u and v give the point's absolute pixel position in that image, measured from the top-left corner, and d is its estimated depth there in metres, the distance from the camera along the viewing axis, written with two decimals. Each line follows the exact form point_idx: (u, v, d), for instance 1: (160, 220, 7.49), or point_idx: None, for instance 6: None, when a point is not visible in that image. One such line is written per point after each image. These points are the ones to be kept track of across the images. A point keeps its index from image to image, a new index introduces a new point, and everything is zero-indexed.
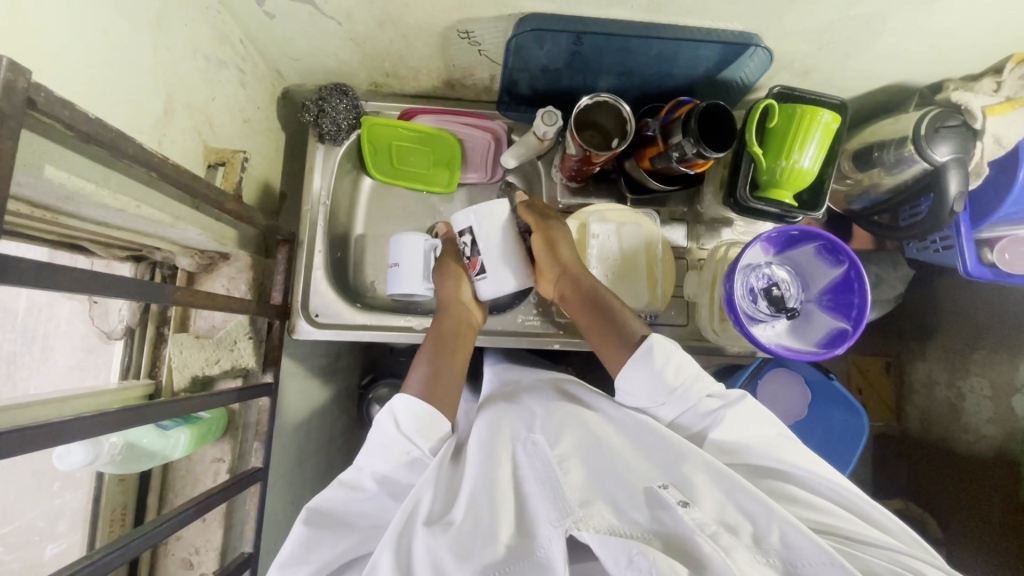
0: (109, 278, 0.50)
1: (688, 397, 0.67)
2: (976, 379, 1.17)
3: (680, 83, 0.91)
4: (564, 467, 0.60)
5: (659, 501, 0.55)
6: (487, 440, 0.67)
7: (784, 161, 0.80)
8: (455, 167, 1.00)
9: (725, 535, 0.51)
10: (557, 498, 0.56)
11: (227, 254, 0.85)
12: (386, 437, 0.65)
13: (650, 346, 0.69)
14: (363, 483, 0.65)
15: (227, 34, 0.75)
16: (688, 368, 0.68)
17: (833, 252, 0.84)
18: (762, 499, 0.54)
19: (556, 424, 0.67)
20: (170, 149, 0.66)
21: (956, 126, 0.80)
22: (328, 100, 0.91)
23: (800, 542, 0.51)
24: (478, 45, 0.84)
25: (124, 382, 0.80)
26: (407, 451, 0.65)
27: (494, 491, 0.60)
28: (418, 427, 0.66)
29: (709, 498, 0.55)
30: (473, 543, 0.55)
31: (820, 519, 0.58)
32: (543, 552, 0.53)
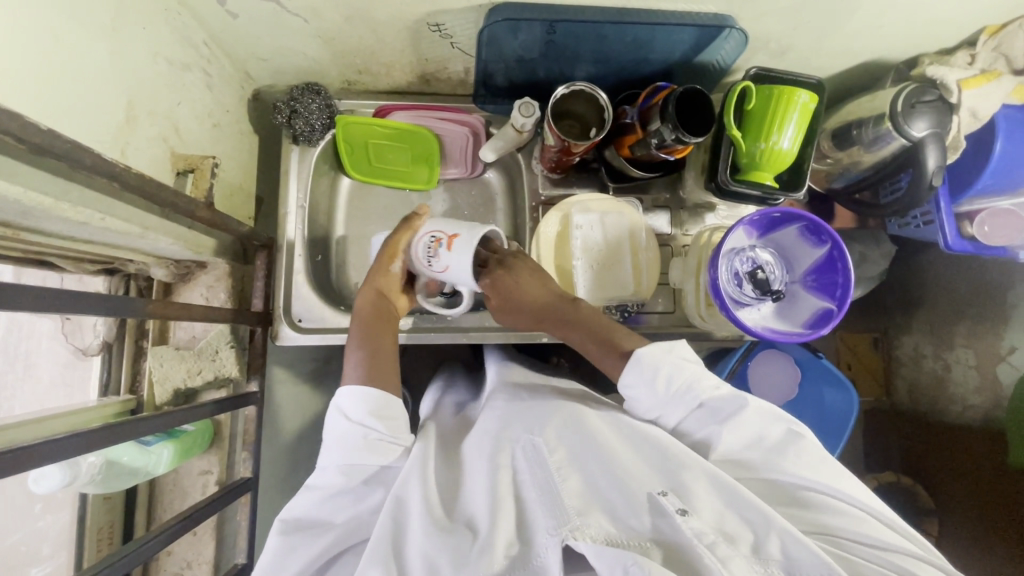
0: (74, 296, 0.48)
1: (689, 401, 0.67)
2: (962, 350, 1.18)
3: (657, 68, 0.90)
4: (564, 475, 0.59)
5: (659, 509, 0.54)
6: (490, 447, 0.66)
7: (763, 143, 0.80)
8: (436, 163, 1.00)
9: (723, 545, 0.51)
10: (554, 506, 0.55)
11: (204, 263, 0.83)
12: (340, 431, 0.65)
13: (639, 360, 0.68)
14: (331, 481, 0.62)
15: (190, 36, 0.73)
16: (683, 372, 0.67)
17: (815, 233, 0.84)
18: (761, 509, 0.54)
19: (555, 427, 0.66)
20: (134, 157, 0.64)
21: (932, 101, 0.81)
22: (300, 100, 0.89)
23: (800, 554, 0.51)
24: (451, 38, 0.83)
25: (104, 398, 0.78)
26: (364, 436, 0.64)
27: (493, 497, 0.58)
28: (369, 409, 0.65)
29: (708, 507, 0.55)
30: (470, 551, 0.54)
31: (817, 520, 0.58)
32: (540, 559, 0.52)
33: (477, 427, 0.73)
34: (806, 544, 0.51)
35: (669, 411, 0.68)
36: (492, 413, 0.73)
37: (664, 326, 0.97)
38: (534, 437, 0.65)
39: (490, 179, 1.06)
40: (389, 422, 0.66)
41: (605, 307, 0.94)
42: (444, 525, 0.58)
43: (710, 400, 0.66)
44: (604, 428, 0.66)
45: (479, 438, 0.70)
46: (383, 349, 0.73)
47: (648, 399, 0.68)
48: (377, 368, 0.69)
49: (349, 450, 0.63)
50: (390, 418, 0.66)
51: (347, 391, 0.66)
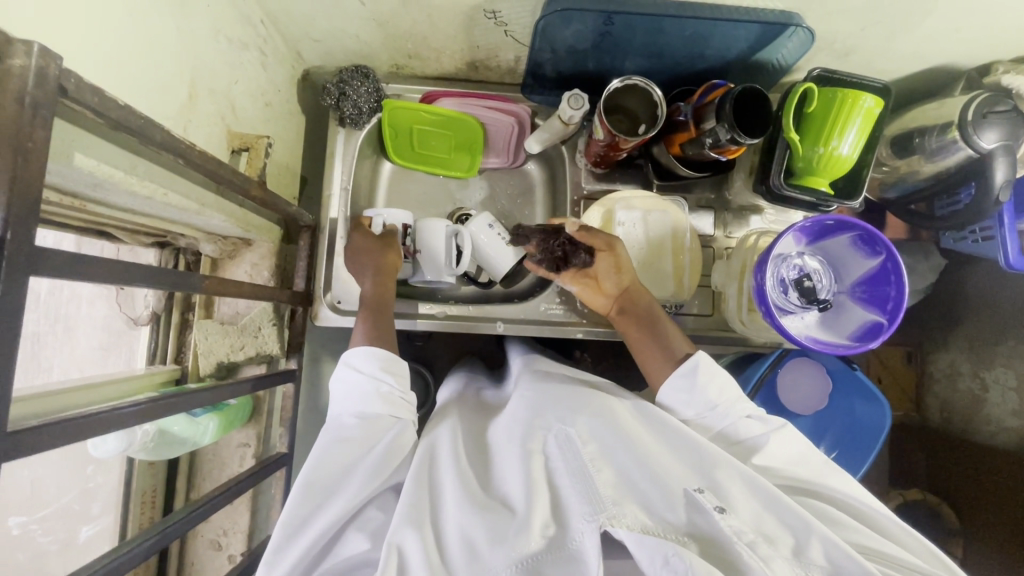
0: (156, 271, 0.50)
1: (728, 416, 0.69)
2: (1002, 370, 1.15)
3: (712, 65, 0.87)
4: (597, 465, 0.59)
5: (695, 504, 0.54)
6: (521, 433, 0.66)
7: (822, 147, 0.78)
8: (476, 155, 0.99)
9: (763, 545, 0.51)
10: (591, 493, 0.55)
11: (250, 241, 0.85)
12: (350, 384, 0.67)
13: (697, 365, 0.70)
14: (341, 424, 0.63)
15: (249, 14, 0.73)
16: (728, 390, 0.70)
17: (870, 243, 0.81)
18: (801, 513, 0.54)
19: (586, 414, 0.65)
20: (195, 134, 0.64)
21: (1006, 112, 0.77)
22: (349, 83, 0.90)
23: (842, 560, 0.51)
24: (505, 25, 0.81)
25: (150, 367, 0.80)
26: (376, 388, 0.66)
27: (528, 477, 0.58)
28: (380, 364, 0.67)
29: (745, 506, 0.55)
30: (508, 529, 0.54)
31: (861, 541, 0.57)
32: (577, 543, 0.53)
33: (508, 409, 0.74)
34: (848, 553, 0.51)
35: (704, 421, 0.69)
36: (523, 395, 0.73)
37: (700, 329, 0.96)
38: (566, 425, 0.64)
39: (531, 170, 1.05)
40: (400, 379, 0.68)
41: None
42: (478, 503, 0.58)
43: (754, 416, 0.69)
44: (630, 419, 0.66)
45: (509, 425, 0.70)
46: (387, 320, 0.77)
47: (691, 408, 0.70)
48: (380, 335, 0.73)
49: (365, 399, 0.65)
50: (399, 375, 0.68)
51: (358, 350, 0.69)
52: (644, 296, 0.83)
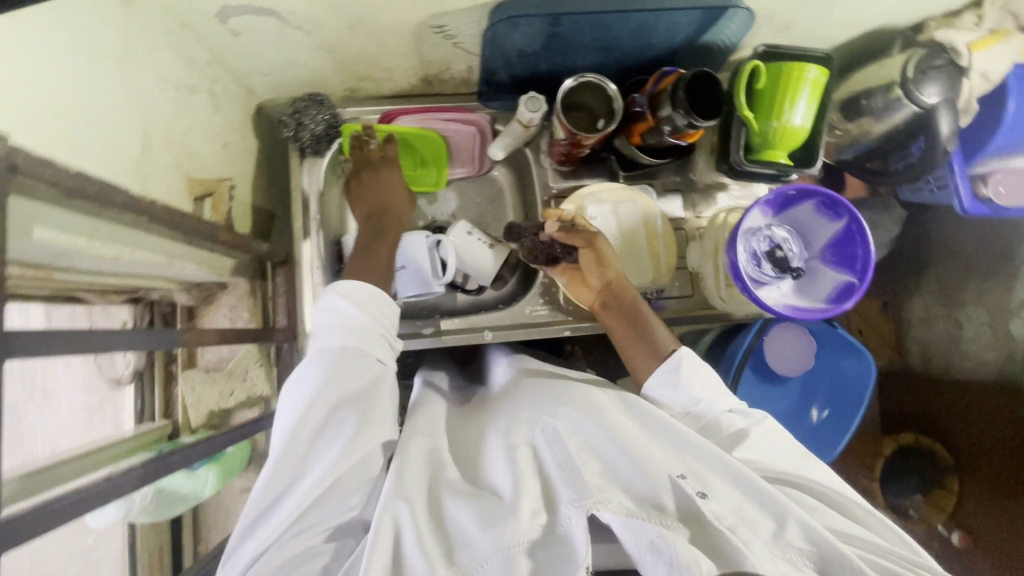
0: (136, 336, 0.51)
1: (711, 412, 0.71)
2: (973, 307, 1.20)
3: (662, 52, 0.89)
4: (583, 454, 0.60)
5: (679, 491, 0.55)
6: (509, 426, 0.67)
7: (775, 121, 0.80)
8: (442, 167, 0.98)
9: (742, 529, 0.54)
10: (576, 479, 0.57)
11: (225, 284, 0.84)
12: (338, 316, 0.66)
13: (680, 359, 0.72)
14: (330, 355, 0.64)
15: (194, 57, 0.72)
16: (713, 384, 0.72)
17: (832, 207, 0.84)
18: (780, 499, 0.56)
19: (569, 403, 0.66)
20: (154, 186, 0.63)
21: (941, 67, 0.81)
22: (305, 112, 0.89)
23: (816, 541, 0.54)
24: (454, 38, 0.81)
25: (139, 426, 0.78)
26: (366, 327, 0.67)
27: (516, 468, 0.59)
28: (368, 304, 0.68)
29: (726, 492, 0.57)
30: (497, 515, 0.55)
31: (839, 525, 0.60)
32: (564, 528, 0.54)
33: (502, 402, 0.74)
34: (824, 537, 0.54)
35: (693, 415, 0.71)
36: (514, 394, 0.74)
37: (684, 310, 0.98)
38: (551, 417, 0.64)
39: (498, 176, 1.06)
40: (385, 318, 0.70)
41: None
42: (465, 496, 0.59)
43: (737, 410, 0.71)
44: (615, 409, 0.66)
45: (497, 422, 0.70)
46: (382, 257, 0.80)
47: (678, 403, 0.71)
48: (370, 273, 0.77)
49: (360, 336, 0.65)
50: (385, 316, 0.70)
51: (350, 285, 0.69)
52: (630, 291, 0.83)
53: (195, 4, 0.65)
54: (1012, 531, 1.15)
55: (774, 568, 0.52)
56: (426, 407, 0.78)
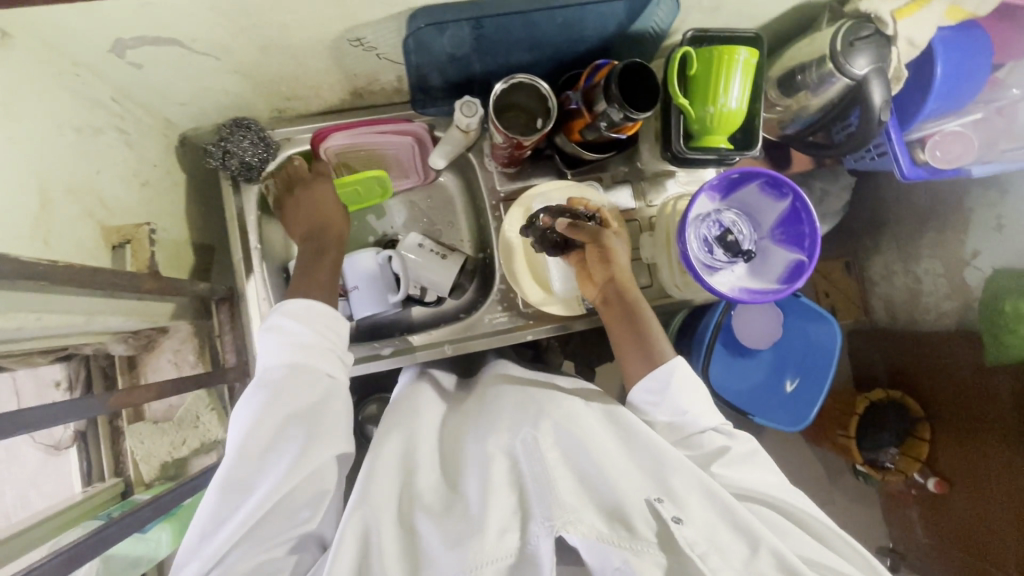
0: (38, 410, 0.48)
1: (696, 423, 0.71)
2: (929, 260, 1.22)
3: (594, 44, 0.87)
4: (558, 469, 0.59)
5: (653, 512, 0.55)
6: (487, 436, 0.65)
7: (711, 106, 0.79)
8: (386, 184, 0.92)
9: (713, 556, 0.52)
10: (546, 494, 0.55)
11: (165, 328, 0.80)
12: (286, 334, 0.65)
13: (671, 369, 0.72)
14: (273, 375, 0.62)
15: (94, 97, 0.68)
16: (699, 396, 0.73)
17: (776, 186, 0.84)
18: (755, 525, 0.56)
19: (549, 415, 0.66)
20: (60, 241, 0.59)
21: (869, 36, 0.81)
22: (230, 138, 0.84)
23: (789, 573, 0.52)
24: (375, 49, 0.78)
25: (87, 489, 0.74)
26: (314, 343, 0.65)
27: (486, 483, 0.58)
28: (316, 321, 0.67)
29: (701, 515, 0.56)
30: (463, 534, 0.54)
31: (813, 555, 0.58)
32: (531, 546, 0.53)
33: (483, 413, 0.72)
34: (794, 565, 0.53)
35: (676, 425, 0.72)
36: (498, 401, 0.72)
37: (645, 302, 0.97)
38: (533, 429, 0.63)
39: (446, 183, 1.03)
40: (335, 334, 0.68)
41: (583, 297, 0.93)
42: (433, 516, 0.58)
43: (718, 429, 0.73)
44: (592, 424, 0.66)
45: (473, 432, 0.69)
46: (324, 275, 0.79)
47: (663, 411, 0.72)
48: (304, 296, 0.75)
49: (309, 351, 0.64)
50: (336, 330, 0.68)
51: (298, 301, 0.67)
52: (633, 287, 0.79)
53: (84, 41, 0.61)
54: (981, 472, 1.14)
55: None
56: (405, 405, 0.77)
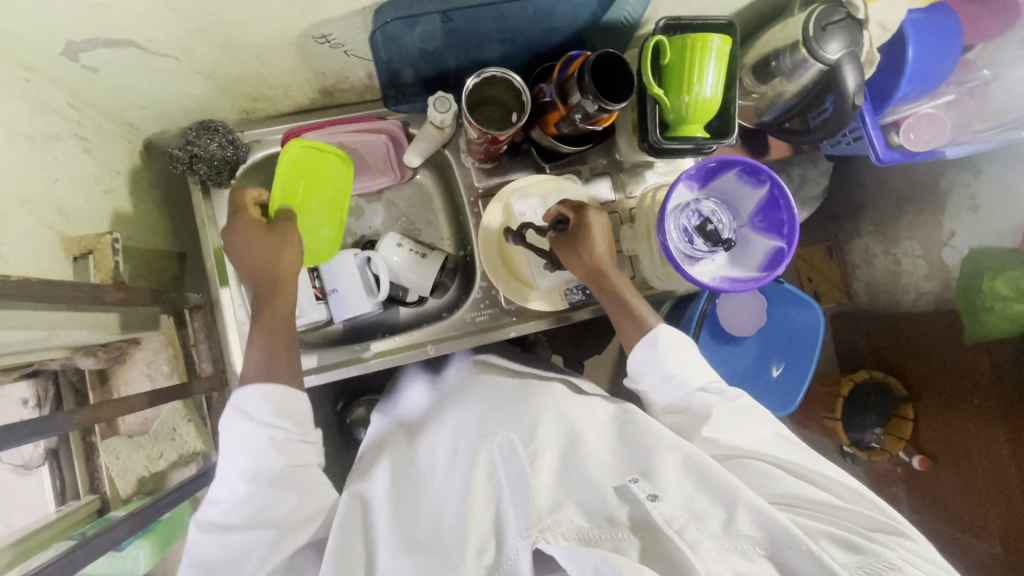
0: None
1: (685, 385, 0.71)
2: (908, 242, 1.23)
3: (567, 35, 0.86)
4: (536, 469, 0.59)
5: (629, 496, 0.54)
6: (469, 446, 0.67)
7: (686, 95, 0.78)
8: (320, 145, 0.84)
9: (692, 529, 0.50)
10: (525, 503, 0.55)
11: (136, 339, 0.78)
12: (240, 432, 0.60)
13: (655, 337, 0.73)
14: (235, 486, 0.58)
15: (49, 103, 0.65)
16: (689, 360, 0.73)
17: (753, 173, 0.84)
18: (728, 486, 0.55)
19: (529, 420, 0.67)
20: (16, 254, 0.57)
21: (842, 20, 0.80)
22: (196, 141, 0.82)
23: (769, 526, 0.51)
24: (342, 46, 0.76)
25: (61, 508, 0.72)
26: (270, 437, 0.60)
27: (466, 498, 0.59)
28: (272, 408, 0.61)
29: (677, 489, 0.55)
30: (444, 559, 0.54)
31: (793, 490, 0.60)
32: (511, 561, 0.53)
33: (455, 430, 0.72)
34: (770, 516, 0.51)
35: (669, 393, 0.72)
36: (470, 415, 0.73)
37: None
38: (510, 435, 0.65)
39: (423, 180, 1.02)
40: (295, 421, 0.62)
41: (565, 291, 0.92)
42: (417, 543, 0.58)
43: (710, 388, 0.71)
44: (574, 422, 0.67)
45: (454, 442, 0.70)
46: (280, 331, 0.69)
47: (653, 374, 0.73)
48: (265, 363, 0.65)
49: (264, 456, 0.59)
50: (294, 413, 0.62)
51: (246, 391, 0.61)
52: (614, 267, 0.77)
53: (34, 46, 0.58)
54: (964, 446, 1.17)
55: (724, 565, 0.49)
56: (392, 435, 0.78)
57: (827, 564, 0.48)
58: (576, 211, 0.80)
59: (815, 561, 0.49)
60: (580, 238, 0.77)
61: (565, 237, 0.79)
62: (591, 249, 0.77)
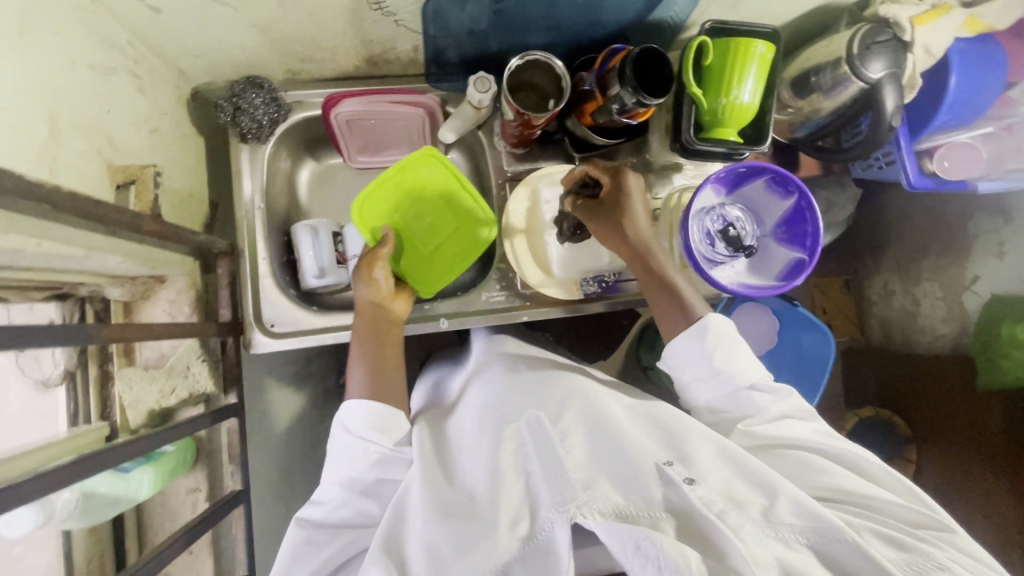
0: (33, 330, 0.47)
1: (733, 381, 0.71)
2: (928, 284, 1.21)
3: (611, 30, 0.87)
4: (567, 447, 0.61)
5: (666, 479, 0.56)
6: (495, 421, 0.68)
7: (724, 98, 0.79)
8: (375, 181, 0.87)
9: (732, 513, 0.52)
10: (559, 482, 0.57)
11: (162, 277, 0.80)
12: (344, 445, 0.67)
13: (705, 328, 0.71)
14: (332, 494, 0.66)
15: (110, 37, 0.68)
16: (738, 355, 0.72)
17: (782, 184, 0.84)
18: (767, 477, 0.57)
19: (557, 402, 0.69)
20: (64, 174, 0.59)
21: (887, 41, 0.81)
22: (242, 95, 0.85)
23: (808, 515, 0.53)
24: (394, 15, 0.78)
25: (73, 429, 0.73)
26: (365, 450, 0.66)
27: (497, 472, 0.61)
28: (369, 423, 0.66)
29: (714, 474, 0.57)
30: (473, 533, 0.57)
31: (838, 485, 0.62)
32: (545, 535, 0.55)
33: (477, 405, 0.73)
34: (813, 509, 0.53)
35: (709, 384, 0.72)
36: (494, 390, 0.74)
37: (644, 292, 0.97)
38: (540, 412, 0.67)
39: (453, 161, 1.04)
40: (390, 435, 0.67)
41: (582, 281, 0.92)
42: (447, 509, 0.60)
43: (761, 387, 0.72)
44: (609, 407, 0.69)
45: (478, 413, 0.71)
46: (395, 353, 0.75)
47: (695, 368, 0.72)
48: (379, 382, 0.71)
49: (355, 465, 0.66)
50: (391, 431, 0.68)
51: (352, 405, 0.67)
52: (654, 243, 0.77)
53: None
54: (965, 490, 1.15)
55: (767, 550, 0.50)
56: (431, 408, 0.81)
57: (872, 554, 0.50)
58: (613, 176, 0.80)
59: (861, 553, 0.50)
60: (620, 208, 0.78)
61: (602, 207, 0.79)
62: (634, 223, 0.77)
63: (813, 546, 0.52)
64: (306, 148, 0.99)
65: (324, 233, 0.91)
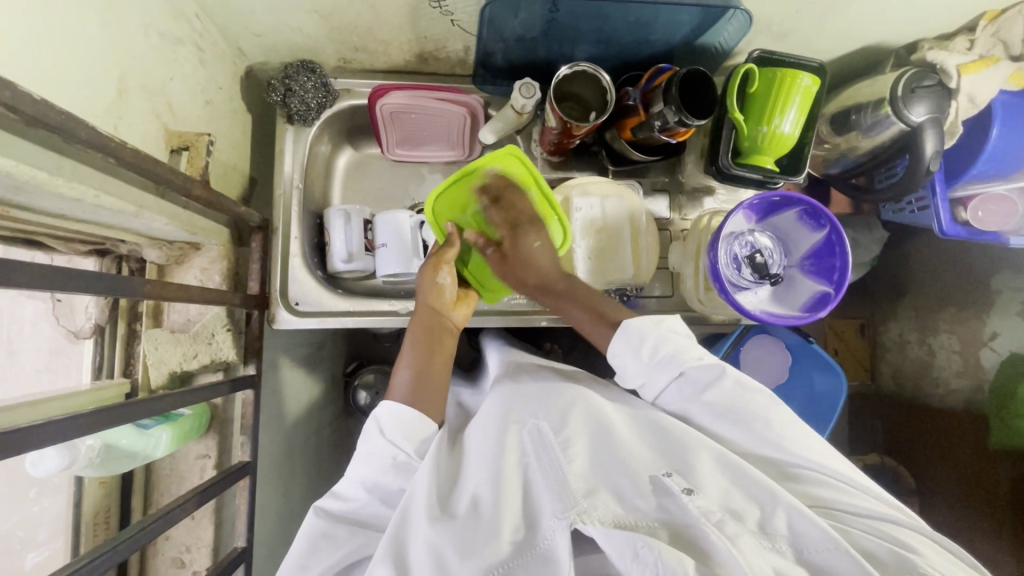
0: (82, 275, 0.49)
1: (671, 369, 0.69)
2: (945, 336, 1.19)
3: (658, 49, 0.89)
4: (569, 455, 0.61)
5: (664, 489, 0.57)
6: (497, 427, 0.67)
7: (765, 126, 0.80)
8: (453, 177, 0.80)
9: (731, 522, 0.52)
10: (561, 490, 0.57)
11: (198, 243, 0.82)
12: (371, 445, 0.66)
13: (627, 330, 0.71)
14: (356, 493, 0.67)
15: (182, 8, 0.70)
16: (669, 344, 0.70)
17: (814, 216, 0.84)
18: (767, 486, 0.57)
19: (560, 409, 0.68)
20: (127, 132, 0.62)
21: (932, 86, 0.81)
22: (294, 78, 0.87)
23: (804, 529, 0.54)
24: (451, 14, 0.81)
25: (97, 382, 0.76)
26: (393, 457, 0.66)
27: (499, 479, 0.60)
28: (401, 432, 0.66)
29: (713, 484, 0.58)
30: (476, 538, 0.56)
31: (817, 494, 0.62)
32: (546, 542, 0.55)
33: (480, 411, 0.74)
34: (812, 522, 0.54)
35: (653, 378, 0.71)
36: (494, 397, 0.73)
37: (663, 310, 0.98)
38: (541, 420, 0.66)
39: None
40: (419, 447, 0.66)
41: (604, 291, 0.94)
42: (448, 514, 0.59)
43: (688, 370, 0.69)
44: (615, 416, 0.68)
45: (485, 419, 0.71)
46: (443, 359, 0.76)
47: (633, 368, 0.71)
48: (420, 386, 0.71)
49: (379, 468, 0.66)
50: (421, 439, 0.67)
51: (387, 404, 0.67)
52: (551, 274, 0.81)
53: None
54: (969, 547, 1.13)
55: (765, 561, 0.51)
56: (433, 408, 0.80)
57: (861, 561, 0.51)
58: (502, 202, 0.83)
59: (853, 563, 0.51)
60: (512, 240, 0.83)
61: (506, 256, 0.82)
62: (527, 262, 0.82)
63: (806, 560, 0.53)
64: (347, 135, 1.01)
65: (356, 220, 0.93)
